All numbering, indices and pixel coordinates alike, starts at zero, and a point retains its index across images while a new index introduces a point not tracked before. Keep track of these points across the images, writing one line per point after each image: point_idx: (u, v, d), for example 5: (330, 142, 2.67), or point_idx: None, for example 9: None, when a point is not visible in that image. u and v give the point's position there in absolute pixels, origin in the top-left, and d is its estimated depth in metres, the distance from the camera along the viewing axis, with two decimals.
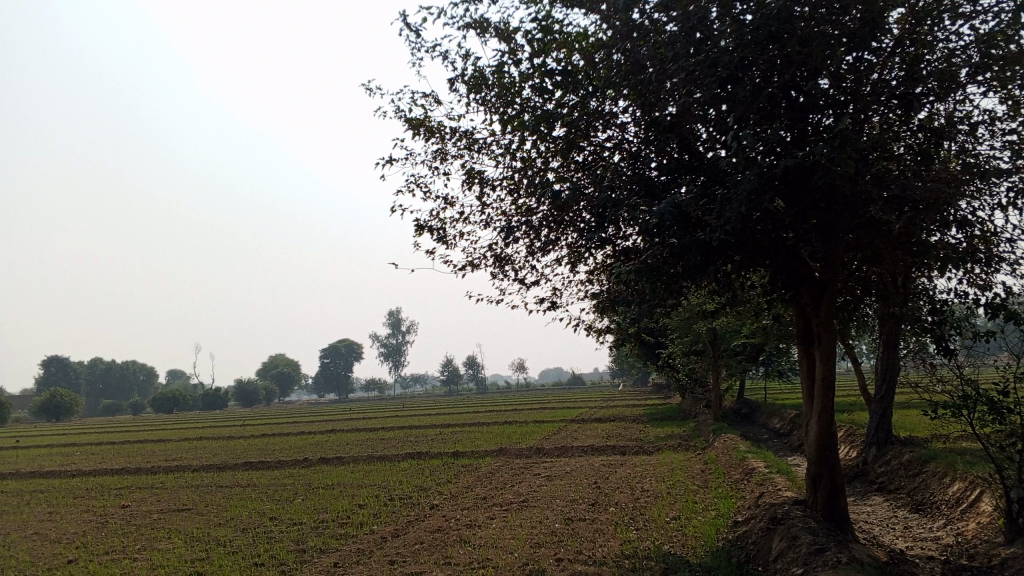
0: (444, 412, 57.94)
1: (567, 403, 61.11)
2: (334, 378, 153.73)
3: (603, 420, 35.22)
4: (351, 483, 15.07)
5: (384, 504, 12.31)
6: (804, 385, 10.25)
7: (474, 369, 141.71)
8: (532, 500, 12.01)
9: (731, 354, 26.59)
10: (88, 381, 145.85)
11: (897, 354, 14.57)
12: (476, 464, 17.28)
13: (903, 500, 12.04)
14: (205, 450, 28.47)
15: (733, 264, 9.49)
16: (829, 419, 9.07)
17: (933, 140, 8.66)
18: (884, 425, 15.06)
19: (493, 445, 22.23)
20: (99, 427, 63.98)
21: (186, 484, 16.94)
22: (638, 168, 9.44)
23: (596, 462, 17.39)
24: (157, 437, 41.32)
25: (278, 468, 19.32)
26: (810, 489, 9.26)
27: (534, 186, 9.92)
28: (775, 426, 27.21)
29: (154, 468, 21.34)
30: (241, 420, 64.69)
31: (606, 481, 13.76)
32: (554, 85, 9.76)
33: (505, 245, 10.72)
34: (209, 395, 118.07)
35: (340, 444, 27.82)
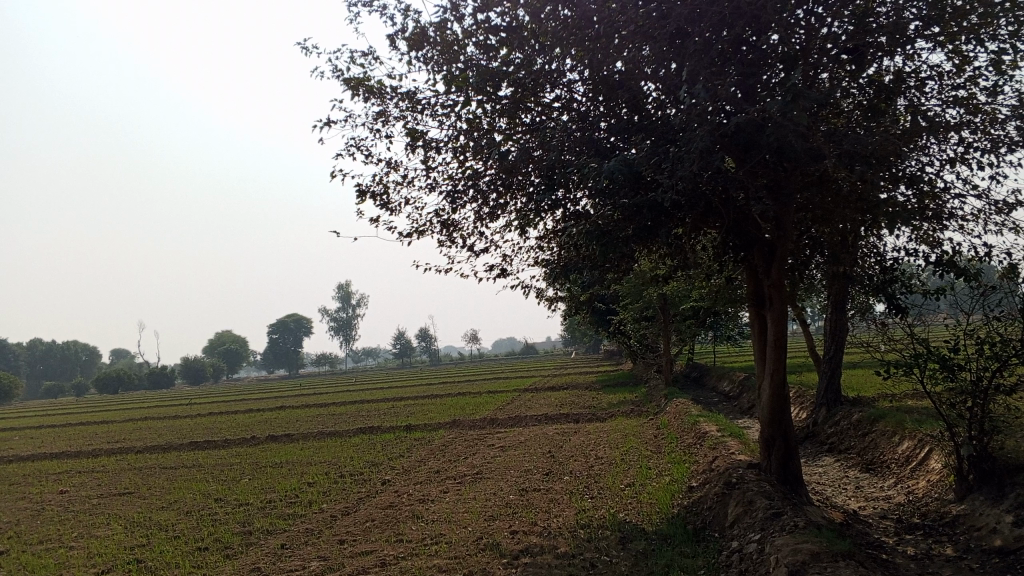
0: (395, 385, 57.52)
1: (519, 372, 61.28)
2: (284, 354, 152.00)
3: (555, 388, 35.26)
4: (300, 461, 14.72)
5: (334, 482, 12.02)
6: (757, 348, 10.20)
7: (426, 341, 141.20)
8: (485, 472, 11.82)
9: (681, 319, 26.74)
10: (28, 364, 141.93)
11: (845, 315, 14.67)
12: (429, 437, 17.06)
13: (853, 459, 12.15)
14: (149, 431, 27.73)
15: (685, 226, 9.34)
16: (782, 381, 9.02)
17: (883, 95, 8.57)
18: (833, 386, 15.21)
19: (446, 417, 22.03)
20: (39, 411, 62.21)
21: (128, 467, 16.41)
22: (586, 128, 9.20)
23: (549, 431, 17.32)
24: (100, 419, 40.26)
25: (225, 447, 18.84)
26: (764, 452, 9.23)
27: (480, 148, 9.61)
28: (725, 390, 27.49)
29: (96, 451, 20.69)
30: (188, 399, 63.47)
31: (560, 450, 13.64)
32: (498, 43, 9.41)
33: (452, 211, 10.40)
34: (155, 374, 115.72)
35: (290, 420, 27.35)
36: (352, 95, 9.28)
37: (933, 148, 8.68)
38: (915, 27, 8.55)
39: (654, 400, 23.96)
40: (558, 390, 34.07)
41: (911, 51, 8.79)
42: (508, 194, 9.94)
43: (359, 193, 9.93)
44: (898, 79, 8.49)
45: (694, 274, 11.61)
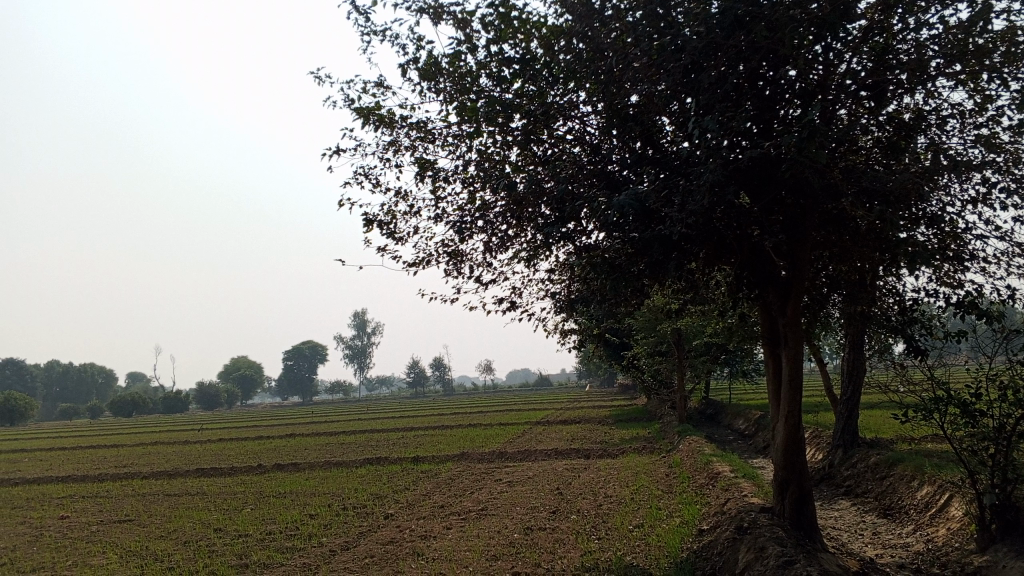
0: (407, 414, 57.20)
1: (532, 404, 60.87)
2: (298, 380, 152.05)
3: (567, 422, 34.86)
4: (304, 491, 14.49)
5: (336, 515, 11.76)
6: (771, 388, 9.93)
7: (440, 370, 140.77)
8: (491, 508, 11.54)
9: (695, 354, 26.41)
10: (44, 385, 142.68)
11: (863, 354, 14.37)
12: (436, 469, 16.80)
13: (870, 504, 11.78)
14: (157, 455, 27.59)
15: (698, 261, 9.14)
16: (796, 423, 8.75)
17: (902, 132, 8.37)
18: (850, 427, 14.85)
19: (455, 449, 21.74)
20: (51, 433, 62.27)
21: (131, 493, 16.22)
22: (599, 161, 9.05)
23: (558, 466, 17.01)
24: (111, 443, 40.20)
25: (230, 475, 18.62)
26: (778, 496, 8.93)
27: (490, 179, 9.47)
28: (739, 428, 27.04)
29: (101, 475, 20.54)
30: (199, 424, 63.37)
31: (568, 487, 13.34)
32: (511, 73, 9.29)
33: (460, 242, 10.23)
34: (169, 397, 115.87)
35: (298, 448, 27.12)
36: (361, 123, 9.17)
37: (954, 187, 8.45)
38: (936, 64, 8.37)
39: (667, 437, 23.57)
40: (571, 424, 33.70)
41: (932, 87, 8.60)
42: (517, 225, 9.77)
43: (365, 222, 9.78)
44: (918, 116, 8.29)
45: (708, 309, 11.39)
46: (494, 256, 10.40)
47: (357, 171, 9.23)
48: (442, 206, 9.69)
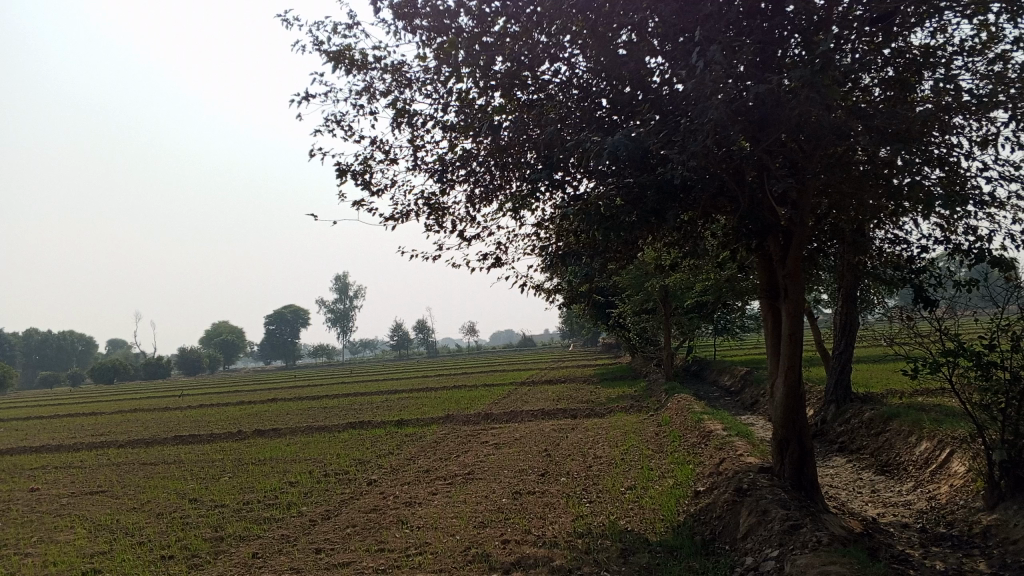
0: (391, 377, 56.78)
1: (516, 364, 60.76)
2: (280, 345, 151.39)
3: (552, 382, 34.61)
4: (283, 458, 14.03)
5: (317, 482, 11.33)
6: (769, 343, 9.53)
7: (423, 332, 140.53)
8: (478, 472, 11.15)
9: (682, 311, 26.12)
10: (23, 354, 141.30)
11: (856, 308, 14.04)
12: (420, 433, 16.39)
13: (866, 461, 11.49)
14: (135, 423, 27.04)
15: (692, 211, 8.66)
16: (797, 380, 8.36)
17: (908, 71, 7.87)
18: (842, 382, 14.56)
19: (440, 411, 21.33)
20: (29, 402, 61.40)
21: (106, 463, 15.71)
22: (587, 106, 8.49)
23: (545, 427, 16.65)
24: (89, 411, 39.58)
25: (208, 443, 18.13)
26: (777, 455, 8.59)
27: (471, 126, 8.87)
28: (726, 384, 26.82)
29: (77, 445, 19.99)
30: (180, 391, 62.70)
31: (556, 449, 12.96)
32: (492, 12, 8.63)
33: (440, 194, 9.66)
34: (150, 363, 114.86)
35: (280, 413, 26.64)
36: (330, 66, 8.50)
37: (963, 128, 7.99)
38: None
39: (654, 395, 23.28)
40: (556, 383, 33.44)
41: (940, 22, 8.07)
42: (499, 174, 9.21)
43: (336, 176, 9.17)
44: (926, 54, 7.77)
45: (699, 263, 10.95)
46: (477, 209, 9.84)
47: (327, 119, 8.57)
48: (419, 156, 9.07)
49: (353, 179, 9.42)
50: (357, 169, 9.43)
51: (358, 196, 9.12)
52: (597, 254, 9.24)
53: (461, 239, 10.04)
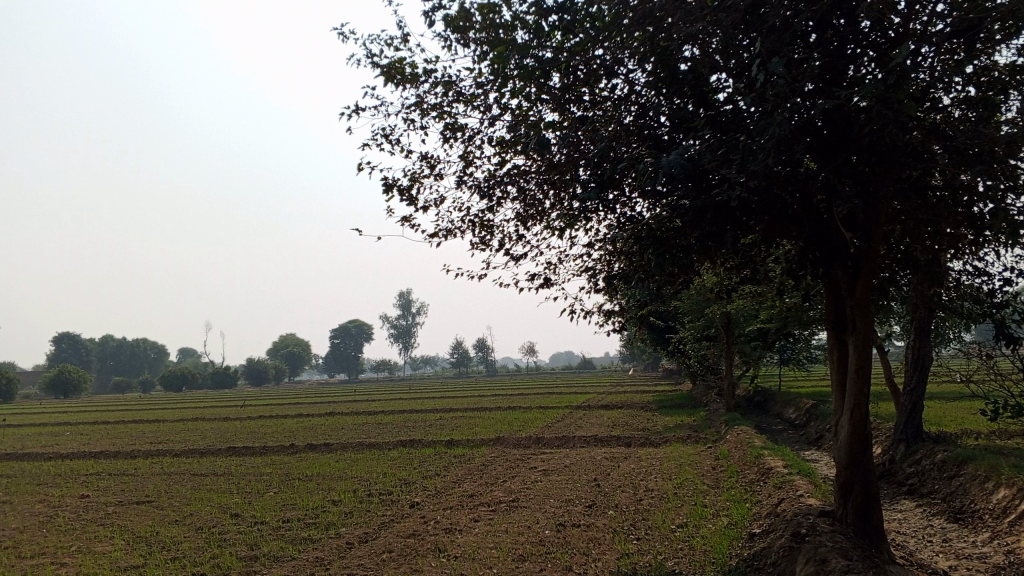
0: (450, 395, 56.76)
1: (574, 387, 60.22)
2: (343, 359, 153.51)
3: (609, 407, 34.03)
4: (330, 475, 13.89)
5: (360, 502, 11.12)
6: (834, 377, 8.99)
7: (483, 351, 140.81)
8: (523, 500, 10.80)
9: (745, 339, 25.40)
10: (98, 359, 146.18)
11: (929, 343, 13.28)
12: (469, 455, 16.11)
13: (938, 506, 10.77)
14: (193, 432, 27.41)
15: (754, 236, 8.23)
16: (863, 418, 7.82)
17: (992, 90, 7.33)
18: (914, 420, 13.76)
19: (491, 433, 21.05)
20: (101, 406, 63.35)
21: (158, 472, 15.83)
22: (646, 124, 8.15)
23: (598, 454, 16.20)
24: (153, 418, 40.45)
25: (259, 456, 18.18)
26: (840, 498, 8.05)
27: (523, 143, 8.60)
28: (790, 417, 25.91)
29: (134, 452, 20.30)
30: (243, 401, 63.76)
31: (606, 479, 12.53)
32: (549, 26, 8.36)
33: (490, 211, 9.39)
34: (217, 373, 117.43)
35: (334, 428, 26.70)
36: (379, 79, 8.33)
37: None
38: None
39: (713, 425, 22.60)
40: (614, 408, 32.86)
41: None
42: (550, 192, 8.89)
43: (382, 191, 8.99)
44: (1012, 73, 7.22)
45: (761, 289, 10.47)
46: (527, 227, 9.54)
47: (375, 133, 8.39)
48: (467, 172, 8.82)
49: (400, 195, 9.22)
50: (405, 185, 9.23)
51: (405, 212, 8.91)
52: (652, 277, 8.86)
53: (510, 259, 9.74)
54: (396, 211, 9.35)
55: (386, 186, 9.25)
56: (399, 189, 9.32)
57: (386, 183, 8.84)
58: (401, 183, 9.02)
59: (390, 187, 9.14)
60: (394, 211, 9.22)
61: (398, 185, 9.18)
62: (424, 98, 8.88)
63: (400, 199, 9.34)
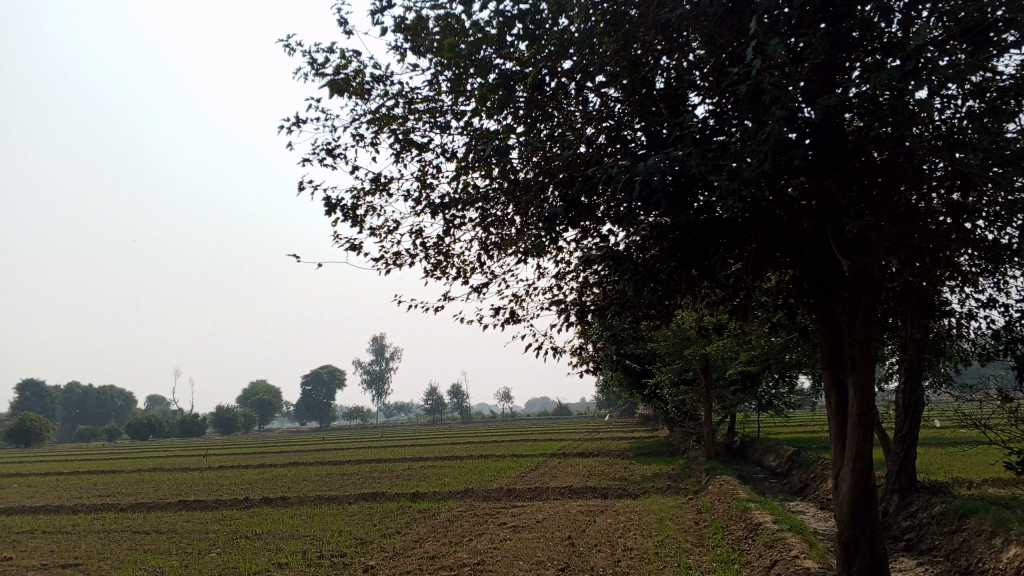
0: (421, 442, 55.31)
1: (550, 434, 59.15)
2: (316, 406, 151.17)
3: (586, 455, 32.95)
4: (279, 534, 12.76)
5: (307, 567, 10.03)
6: (831, 420, 8.19)
7: (458, 397, 139.17)
8: (489, 561, 9.84)
9: (725, 383, 24.64)
10: (65, 407, 143.15)
11: (920, 385, 12.65)
12: (434, 509, 15.07)
13: (941, 565, 9.88)
14: (148, 484, 26.07)
15: (740, 266, 7.48)
16: (866, 470, 7.00)
17: (1000, 103, 6.62)
18: (906, 469, 12.98)
19: (459, 485, 19.97)
20: (63, 455, 61.33)
21: (96, 530, 14.63)
22: (621, 143, 7.41)
23: (573, 507, 15.21)
24: (109, 468, 38.96)
25: (210, 510, 16.99)
26: (841, 560, 7.22)
27: (489, 163, 7.77)
28: (772, 464, 25.06)
29: (77, 507, 18.99)
30: (207, 450, 61.78)
31: (581, 536, 11.57)
32: (515, 36, 7.57)
33: (447, 239, 8.53)
34: (185, 421, 114.68)
35: (296, 479, 25.46)
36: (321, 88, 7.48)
37: None
38: None
39: (693, 474, 21.68)
40: (590, 457, 31.85)
41: None
42: (516, 215, 8.09)
43: (325, 215, 8.08)
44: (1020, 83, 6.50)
45: (748, 327, 9.71)
46: (489, 256, 8.69)
47: (317, 148, 7.51)
48: (422, 194, 7.97)
49: (346, 218, 8.28)
50: (352, 206, 8.31)
51: (351, 238, 8.00)
52: (629, 312, 8.04)
53: (470, 292, 8.84)
54: (341, 236, 8.43)
55: (331, 208, 8.27)
56: (345, 212, 8.39)
57: (328, 205, 7.93)
58: (347, 205, 8.09)
59: (334, 209, 8.20)
60: (340, 238, 8.31)
61: (344, 207, 8.21)
62: (373, 113, 8.04)
63: (347, 223, 8.40)
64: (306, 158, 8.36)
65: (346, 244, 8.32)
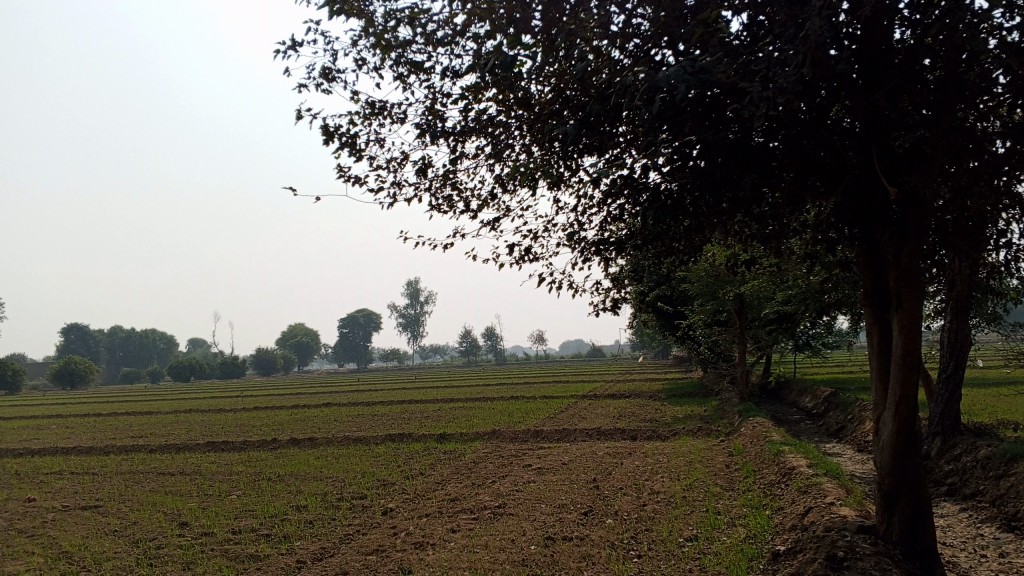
0: (454, 383, 55.43)
1: (583, 376, 59.02)
2: (352, 348, 152.99)
3: (618, 397, 32.68)
4: (302, 475, 12.62)
5: (325, 509, 9.83)
6: (873, 359, 7.64)
7: (493, 339, 139.85)
8: (510, 505, 9.53)
9: (759, 324, 23.99)
10: (108, 350, 146.52)
11: (966, 325, 12.07)
12: (459, 451, 14.85)
13: (986, 511, 9.39)
14: (182, 425, 26.31)
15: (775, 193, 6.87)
16: (910, 414, 6.49)
17: None
18: (950, 412, 12.41)
19: (487, 426, 19.76)
20: (106, 397, 62.83)
21: (122, 471, 14.64)
22: (641, 55, 6.73)
23: (600, 449, 14.89)
24: (147, 409, 39.67)
25: (237, 451, 16.98)
26: (881, 509, 6.77)
27: (500, 86, 7.17)
28: (807, 406, 24.54)
29: (109, 448, 19.15)
30: (244, 391, 62.70)
31: (607, 479, 11.22)
32: None
33: (456, 170, 7.97)
34: (225, 363, 116.80)
35: (327, 420, 25.51)
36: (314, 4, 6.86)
37: None
38: None
39: (726, 416, 21.25)
40: (621, 398, 31.60)
41: None
42: (531, 146, 7.52)
43: (324, 147, 7.58)
44: None
45: (783, 263, 9.10)
46: (502, 188, 8.13)
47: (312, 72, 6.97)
48: (428, 122, 7.42)
49: (347, 147, 7.73)
50: (352, 135, 7.74)
51: (352, 169, 7.48)
52: (653, 246, 7.49)
53: (482, 228, 8.31)
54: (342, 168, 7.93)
55: (330, 137, 7.71)
56: (346, 141, 7.83)
57: (326, 133, 7.40)
58: (347, 134, 7.54)
59: (333, 138, 7.65)
60: (340, 169, 7.80)
61: (345, 136, 7.65)
62: (373, 34, 7.45)
63: (348, 153, 7.84)
64: (301, 85, 7.84)
65: (347, 178, 7.83)
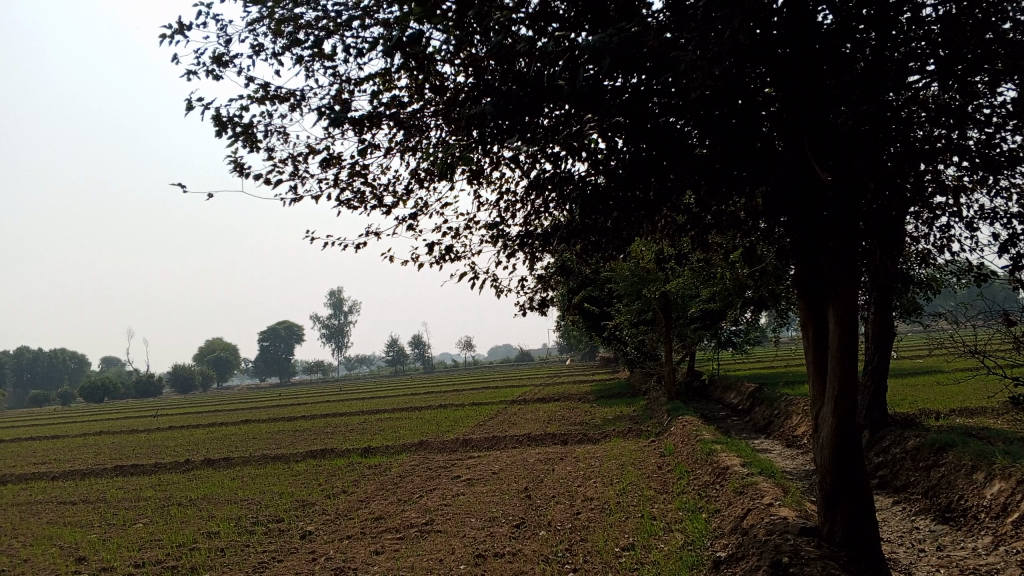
0: (379, 393, 54.44)
1: (510, 381, 58.71)
2: (274, 361, 149.50)
3: (546, 401, 32.40)
4: (215, 499, 11.85)
5: (239, 535, 9.16)
6: (809, 352, 7.46)
7: (419, 348, 138.55)
8: (438, 521, 9.04)
9: (685, 322, 24.00)
10: (14, 372, 139.62)
11: (889, 318, 12.21)
12: (384, 465, 14.23)
13: (919, 503, 9.34)
14: (89, 448, 24.87)
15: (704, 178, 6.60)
16: (850, 409, 6.28)
17: None
18: (877, 405, 12.53)
19: (413, 437, 19.16)
20: (9, 420, 59.52)
21: (17, 502, 13.55)
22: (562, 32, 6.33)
23: (530, 456, 14.48)
24: (52, 433, 37.55)
25: (146, 475, 15.98)
26: (823, 508, 6.56)
27: (411, 70, 6.68)
28: (733, 403, 24.68)
29: (5, 477, 17.83)
30: (159, 409, 60.28)
31: (538, 487, 10.83)
32: None
33: (367, 163, 7.44)
34: (140, 382, 112.49)
35: (246, 437, 24.46)
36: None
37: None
38: None
39: (654, 417, 21.15)
40: (550, 402, 31.35)
41: None
42: (449, 136, 7.06)
43: (217, 139, 6.96)
44: None
45: (712, 258, 8.87)
46: (417, 181, 7.62)
47: (201, 55, 6.39)
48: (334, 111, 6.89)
49: (243, 138, 7.10)
50: (249, 125, 7.12)
51: (249, 163, 6.88)
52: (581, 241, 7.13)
53: (397, 224, 7.79)
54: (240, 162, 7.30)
55: (225, 129, 7.08)
56: (244, 133, 7.20)
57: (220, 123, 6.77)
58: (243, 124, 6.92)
59: (228, 130, 7.02)
60: (237, 163, 7.17)
61: (241, 128, 7.04)
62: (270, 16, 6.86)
63: (245, 146, 7.21)
64: (191, 73, 7.18)
65: (244, 173, 7.21)
